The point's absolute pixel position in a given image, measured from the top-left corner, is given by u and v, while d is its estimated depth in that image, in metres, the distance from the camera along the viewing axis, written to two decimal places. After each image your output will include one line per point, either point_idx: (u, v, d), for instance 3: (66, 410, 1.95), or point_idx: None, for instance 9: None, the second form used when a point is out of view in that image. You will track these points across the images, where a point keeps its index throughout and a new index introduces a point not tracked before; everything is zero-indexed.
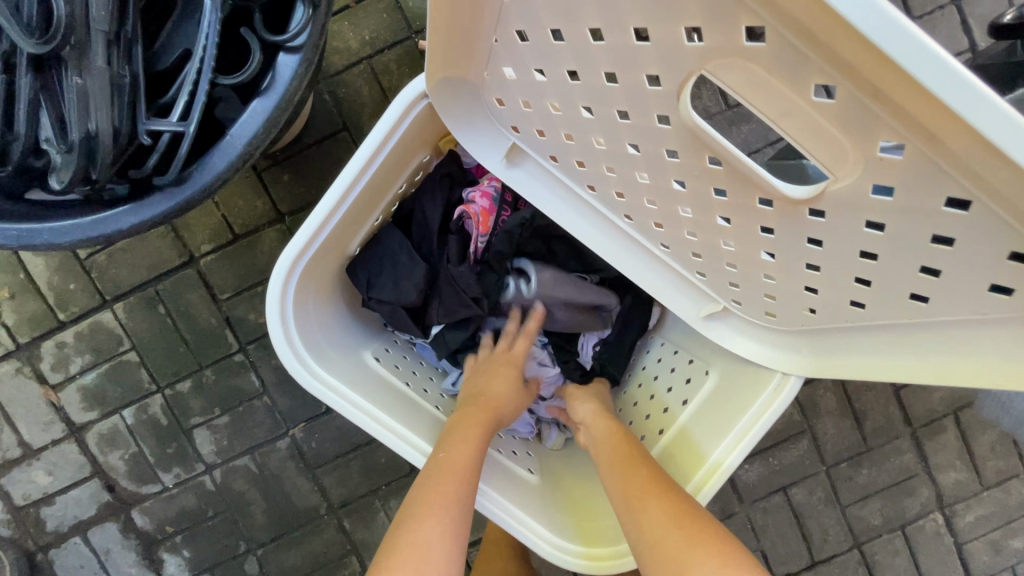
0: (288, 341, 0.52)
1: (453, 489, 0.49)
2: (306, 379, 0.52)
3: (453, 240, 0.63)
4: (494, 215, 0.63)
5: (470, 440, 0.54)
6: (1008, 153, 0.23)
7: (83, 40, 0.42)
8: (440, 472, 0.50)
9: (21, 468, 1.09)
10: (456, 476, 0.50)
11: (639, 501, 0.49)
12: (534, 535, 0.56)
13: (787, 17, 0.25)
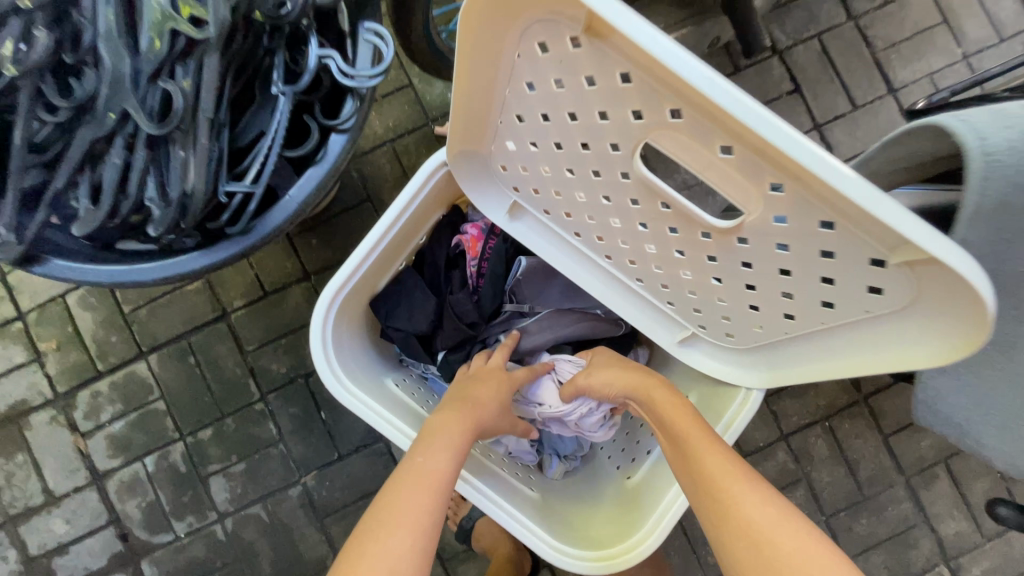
0: (326, 358, 0.61)
1: (423, 502, 0.51)
2: (338, 391, 0.61)
3: (455, 273, 0.74)
4: (482, 241, 0.73)
5: (443, 449, 0.55)
6: (848, 192, 0.32)
7: (189, 125, 0.56)
8: (415, 482, 0.52)
9: (40, 516, 1.13)
10: (426, 488, 0.52)
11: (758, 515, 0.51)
12: (533, 533, 0.62)
13: (694, 103, 0.36)
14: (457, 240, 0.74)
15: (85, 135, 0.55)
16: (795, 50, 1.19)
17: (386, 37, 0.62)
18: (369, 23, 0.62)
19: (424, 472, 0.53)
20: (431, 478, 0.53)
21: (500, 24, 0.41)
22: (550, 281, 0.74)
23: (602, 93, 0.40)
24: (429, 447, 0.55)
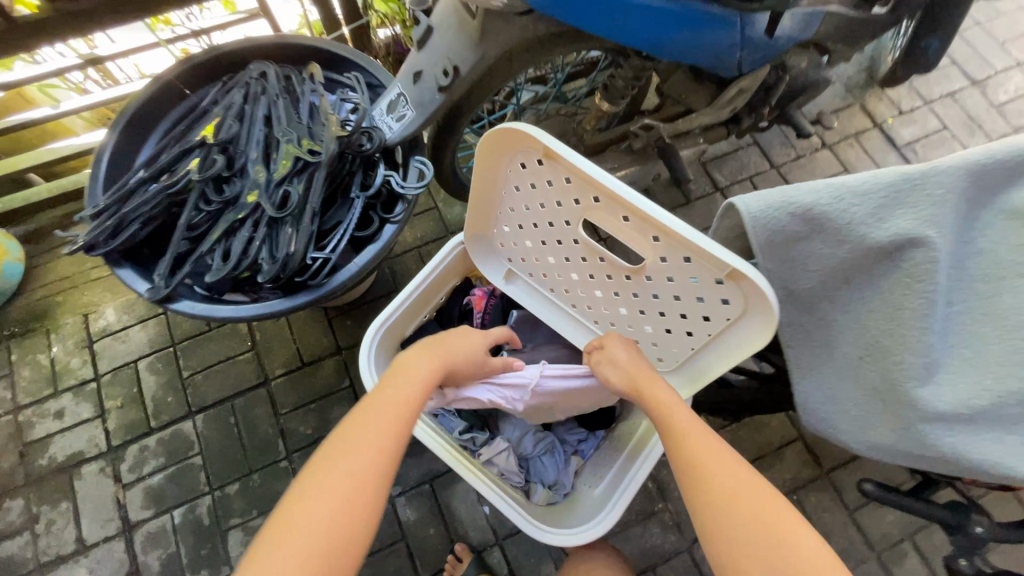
0: (367, 367, 0.83)
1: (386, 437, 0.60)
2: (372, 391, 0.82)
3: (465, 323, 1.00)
4: (486, 299, 0.99)
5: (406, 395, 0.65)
6: (685, 233, 0.58)
7: (298, 212, 0.86)
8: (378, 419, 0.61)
9: (68, 564, 1.22)
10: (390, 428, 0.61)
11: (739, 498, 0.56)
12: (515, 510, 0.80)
13: (603, 190, 0.64)
14: (470, 298, 1.01)
15: (229, 218, 0.87)
16: (733, 188, 1.55)
17: (427, 164, 0.93)
18: (417, 156, 0.95)
19: (383, 444, 0.59)
20: (390, 436, 0.60)
21: (496, 155, 0.71)
22: (537, 327, 0.97)
23: (557, 189, 0.69)
24: (391, 421, 0.62)
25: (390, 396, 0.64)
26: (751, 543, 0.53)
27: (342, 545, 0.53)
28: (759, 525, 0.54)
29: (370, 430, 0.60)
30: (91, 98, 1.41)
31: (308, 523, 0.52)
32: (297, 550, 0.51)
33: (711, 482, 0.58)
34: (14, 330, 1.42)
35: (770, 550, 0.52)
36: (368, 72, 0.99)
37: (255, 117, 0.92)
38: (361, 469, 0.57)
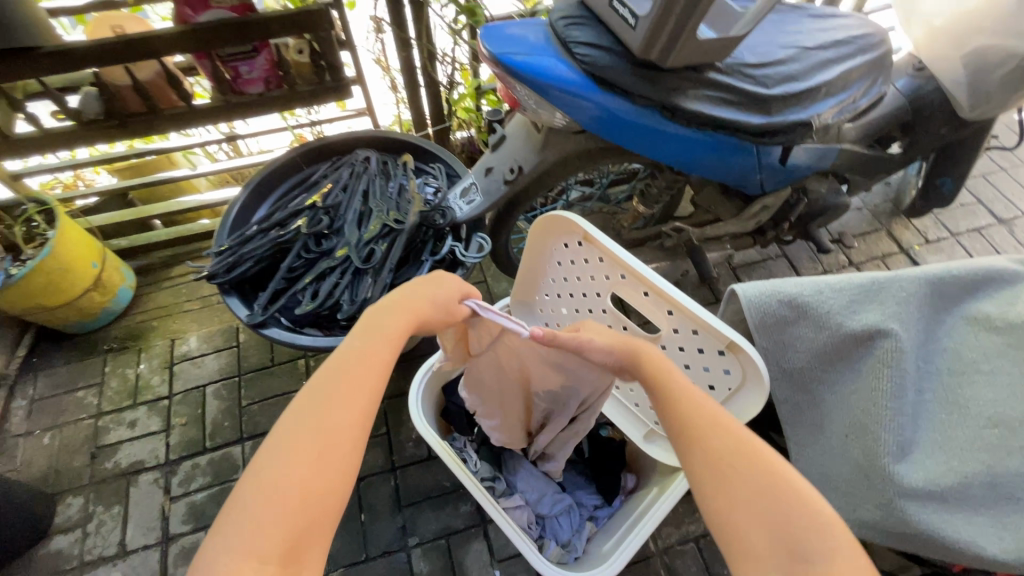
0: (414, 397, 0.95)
1: (352, 383, 0.57)
2: (413, 416, 0.92)
3: None
4: None
5: (378, 340, 0.62)
6: (691, 308, 0.71)
7: (379, 267, 1.06)
8: (345, 365, 0.59)
9: (107, 566, 1.31)
10: (359, 374, 0.58)
11: (766, 485, 0.51)
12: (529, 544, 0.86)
13: (627, 268, 0.78)
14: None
15: (324, 265, 1.07)
16: None
17: (486, 239, 1.11)
18: (478, 233, 1.14)
19: (355, 390, 0.57)
20: (358, 381, 0.58)
21: (543, 235, 0.88)
22: None
23: (593, 265, 0.84)
24: (362, 365, 0.59)
25: (363, 341, 0.62)
26: (753, 505, 0.50)
27: (314, 497, 0.50)
28: (759, 485, 0.51)
29: (340, 377, 0.57)
30: (221, 165, 1.73)
31: (273, 482, 0.49)
32: (264, 499, 0.48)
33: (709, 446, 0.55)
34: (112, 345, 1.64)
35: (770, 511, 0.49)
36: (449, 164, 1.22)
37: (356, 191, 1.16)
38: (333, 419, 0.54)
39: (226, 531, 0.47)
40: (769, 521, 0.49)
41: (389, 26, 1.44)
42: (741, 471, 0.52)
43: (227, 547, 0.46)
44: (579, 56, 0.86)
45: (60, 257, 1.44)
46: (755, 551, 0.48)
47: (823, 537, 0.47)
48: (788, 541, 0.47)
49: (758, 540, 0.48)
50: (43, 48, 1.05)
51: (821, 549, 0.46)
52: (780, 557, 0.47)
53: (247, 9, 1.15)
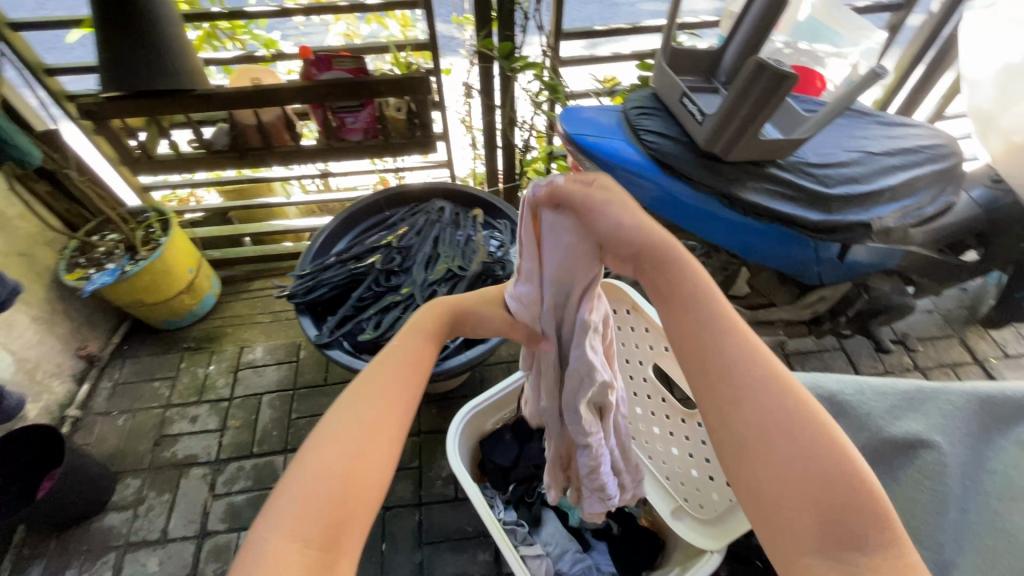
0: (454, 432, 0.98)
1: (398, 378, 0.61)
2: (449, 451, 0.94)
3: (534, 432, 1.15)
4: None
5: (418, 343, 0.67)
6: None
7: None
8: (393, 362, 0.63)
9: (147, 550, 1.40)
10: (406, 371, 0.62)
11: (814, 453, 0.43)
12: None
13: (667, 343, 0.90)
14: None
15: (391, 299, 1.18)
16: None
17: None
18: None
19: (398, 383, 0.60)
20: (403, 378, 0.61)
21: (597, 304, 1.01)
22: None
23: (637, 334, 0.96)
24: (403, 367, 0.63)
25: (402, 346, 0.66)
26: (788, 475, 0.43)
27: (358, 483, 0.50)
28: (791, 451, 0.44)
29: (385, 376, 0.61)
30: (311, 197, 1.93)
31: (322, 470, 0.49)
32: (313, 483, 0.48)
33: (731, 399, 0.47)
34: (191, 345, 1.81)
35: (817, 484, 0.42)
36: (514, 222, 1.31)
37: (428, 237, 1.27)
38: (378, 410, 0.56)
39: (280, 519, 0.46)
40: (814, 499, 0.42)
41: (478, 93, 1.60)
42: (771, 432, 0.45)
43: (281, 530, 0.45)
44: (647, 142, 0.94)
45: (167, 261, 1.64)
46: (792, 530, 0.42)
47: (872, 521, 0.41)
48: (832, 520, 0.41)
49: (794, 517, 0.42)
50: (196, 91, 1.27)
51: (871, 531, 0.41)
52: (826, 542, 0.41)
53: (361, 72, 1.33)
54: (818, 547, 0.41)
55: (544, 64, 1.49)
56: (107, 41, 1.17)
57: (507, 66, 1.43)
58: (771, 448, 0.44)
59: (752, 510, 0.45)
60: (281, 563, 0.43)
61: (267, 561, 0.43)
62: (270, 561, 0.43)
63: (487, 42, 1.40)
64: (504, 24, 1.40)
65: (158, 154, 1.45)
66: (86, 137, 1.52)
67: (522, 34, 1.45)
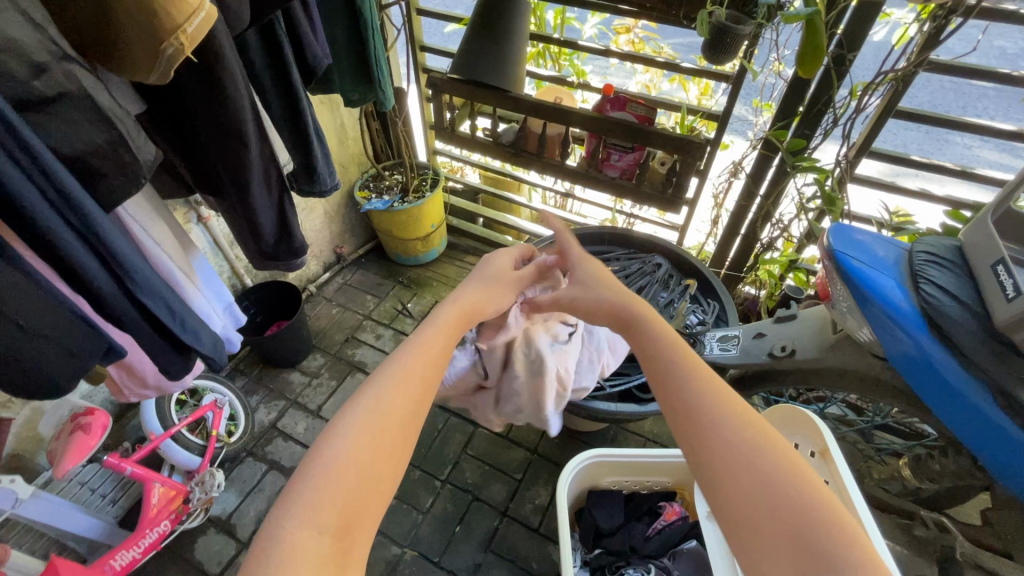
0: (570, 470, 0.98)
1: (420, 382, 0.62)
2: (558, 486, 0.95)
3: (646, 517, 1.07)
4: (673, 517, 1.06)
5: (439, 344, 0.68)
6: None
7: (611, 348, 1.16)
8: (415, 365, 0.63)
9: (304, 413, 1.70)
10: (427, 376, 0.63)
11: (783, 487, 0.50)
12: None
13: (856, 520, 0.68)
14: (664, 504, 1.08)
15: None
16: None
17: None
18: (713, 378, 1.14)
19: (415, 383, 0.61)
20: (424, 381, 0.63)
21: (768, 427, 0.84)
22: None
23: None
24: (417, 377, 0.62)
25: (422, 350, 0.66)
26: (762, 505, 0.50)
27: (375, 478, 0.53)
28: (758, 480, 0.51)
29: (399, 381, 0.60)
30: (546, 208, 2.13)
31: (338, 464, 0.52)
32: (331, 478, 0.51)
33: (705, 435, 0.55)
34: (403, 281, 2.16)
35: (785, 509, 0.49)
36: (724, 309, 1.23)
37: (634, 284, 1.28)
38: (389, 413, 0.57)
39: (295, 502, 0.49)
40: (790, 526, 0.48)
41: (745, 177, 1.57)
42: (740, 465, 0.52)
43: (303, 514, 0.48)
44: (923, 291, 0.81)
45: (422, 210, 1.98)
46: (767, 555, 0.47)
47: (839, 544, 0.46)
48: (804, 545, 0.46)
49: (768, 538, 0.48)
50: (510, 93, 1.52)
51: (838, 547, 0.46)
52: (797, 559, 0.46)
53: (646, 121, 1.42)
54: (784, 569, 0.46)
55: (832, 173, 1.39)
56: (472, 37, 1.47)
57: (791, 161, 1.37)
58: (750, 487, 0.50)
59: (735, 539, 0.50)
60: (299, 547, 0.46)
61: (287, 546, 0.46)
62: (294, 540, 0.46)
63: (779, 133, 1.36)
64: (806, 121, 1.35)
65: (458, 129, 1.75)
66: (420, 100, 1.93)
67: (821, 137, 1.38)
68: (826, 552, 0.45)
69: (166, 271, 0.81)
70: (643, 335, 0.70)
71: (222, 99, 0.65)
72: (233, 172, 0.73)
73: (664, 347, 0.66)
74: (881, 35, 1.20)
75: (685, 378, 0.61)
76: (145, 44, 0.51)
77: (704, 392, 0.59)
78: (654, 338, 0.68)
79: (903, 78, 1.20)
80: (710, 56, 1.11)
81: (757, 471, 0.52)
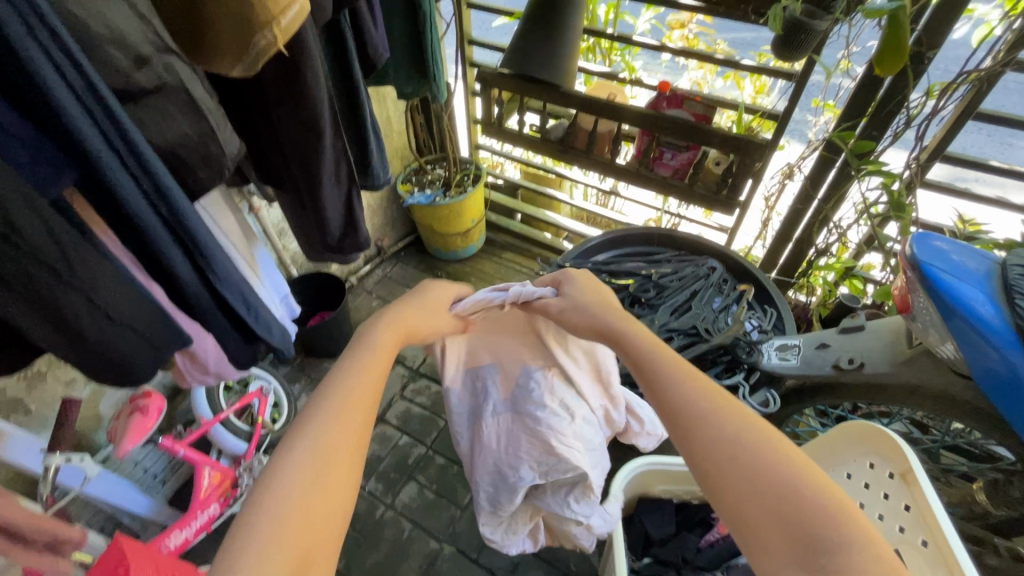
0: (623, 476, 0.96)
1: (361, 403, 0.62)
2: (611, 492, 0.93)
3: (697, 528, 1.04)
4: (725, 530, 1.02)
5: (376, 360, 0.68)
6: None
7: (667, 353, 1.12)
8: (354, 386, 0.63)
9: None
10: (368, 396, 0.64)
11: (774, 476, 0.53)
12: None
13: (940, 546, 0.64)
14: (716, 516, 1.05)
15: None
16: None
17: (775, 397, 1.06)
18: (770, 388, 1.10)
19: (354, 406, 0.61)
20: (365, 403, 0.63)
21: (827, 446, 0.81)
22: None
23: (872, 496, 0.74)
24: (355, 402, 0.62)
25: (356, 374, 0.65)
26: (756, 500, 0.52)
27: (322, 507, 0.53)
28: (753, 474, 0.53)
29: (340, 406, 0.61)
30: (587, 205, 2.10)
31: (287, 494, 0.52)
32: (279, 509, 0.51)
33: (695, 442, 0.58)
34: (442, 275, 2.16)
35: (778, 504, 0.51)
36: (781, 317, 1.18)
37: (688, 287, 1.23)
38: (334, 440, 0.57)
39: (248, 536, 0.49)
40: (781, 517, 0.50)
41: (803, 179, 1.50)
42: (746, 463, 0.54)
43: (257, 547, 0.48)
44: (1019, 307, 0.76)
45: (464, 205, 1.98)
46: (765, 551, 0.50)
47: (835, 531, 0.48)
48: (804, 537, 0.49)
49: (768, 534, 0.51)
50: (562, 89, 1.49)
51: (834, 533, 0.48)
52: (795, 552, 0.49)
53: (704, 120, 1.38)
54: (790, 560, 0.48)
55: (901, 176, 1.32)
56: (524, 31, 1.45)
57: (856, 164, 1.31)
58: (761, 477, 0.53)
59: (742, 541, 0.53)
60: None
61: None
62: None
63: (843, 134, 1.31)
64: (875, 122, 1.28)
65: (505, 125, 1.74)
66: (465, 94, 1.92)
67: (890, 139, 1.31)
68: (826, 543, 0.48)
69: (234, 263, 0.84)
70: (628, 339, 0.70)
71: (300, 92, 0.64)
72: (305, 168, 0.73)
73: (649, 352, 0.68)
74: (962, 32, 1.14)
75: (672, 386, 0.63)
76: (236, 34, 0.51)
77: (693, 392, 0.62)
78: (643, 345, 0.69)
79: (988, 77, 1.12)
80: (781, 52, 1.07)
81: (762, 473, 0.53)
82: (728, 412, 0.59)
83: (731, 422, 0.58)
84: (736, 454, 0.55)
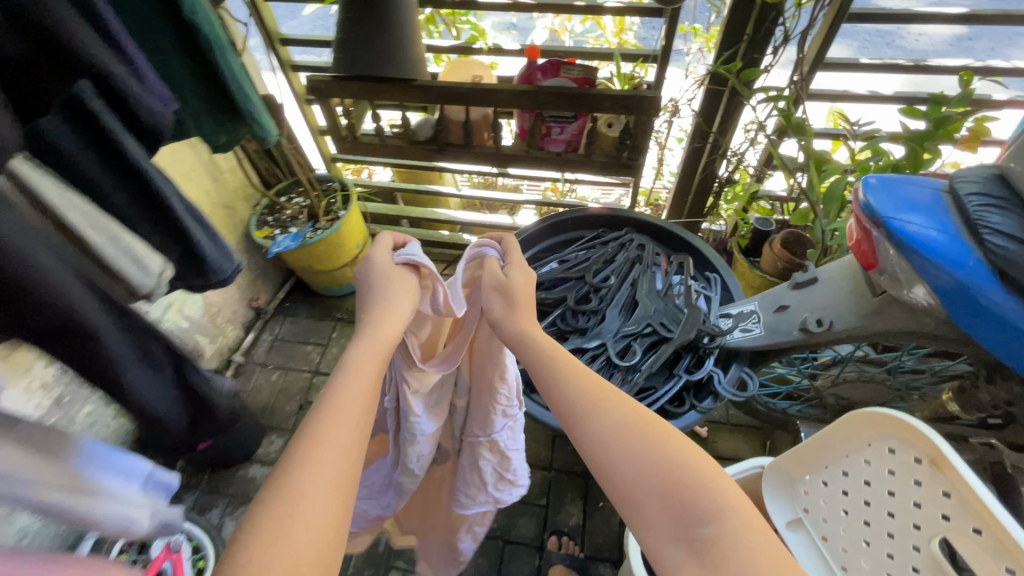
0: None
1: (345, 413, 0.56)
2: None
3: None
4: None
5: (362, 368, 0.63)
6: None
7: (631, 365, 0.99)
8: (331, 400, 0.57)
9: None
10: (348, 405, 0.57)
11: (664, 449, 0.53)
12: None
13: (993, 534, 0.58)
14: None
15: (577, 344, 1.01)
16: None
17: (751, 375, 0.99)
18: (742, 364, 1.02)
19: (339, 414, 0.56)
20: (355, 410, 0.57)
21: (846, 432, 0.75)
22: None
23: (901, 483, 0.69)
24: (345, 408, 0.57)
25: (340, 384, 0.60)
26: (641, 479, 0.52)
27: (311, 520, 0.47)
28: (637, 456, 0.53)
29: (322, 421, 0.55)
30: (477, 193, 1.88)
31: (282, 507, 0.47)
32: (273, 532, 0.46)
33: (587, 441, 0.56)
34: (343, 316, 1.87)
35: (661, 479, 0.51)
36: (728, 283, 1.11)
37: (628, 278, 1.11)
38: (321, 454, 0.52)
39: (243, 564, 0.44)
40: (663, 492, 0.50)
41: (694, 117, 1.41)
42: (626, 447, 0.54)
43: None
44: (988, 243, 0.69)
45: (341, 234, 1.67)
46: (650, 528, 0.50)
47: (711, 494, 0.49)
48: (682, 505, 0.49)
49: (651, 515, 0.50)
50: (416, 82, 1.22)
51: (714, 498, 0.49)
52: (677, 527, 0.48)
53: (585, 83, 1.21)
54: (671, 538, 0.48)
55: (789, 94, 1.26)
56: (348, 21, 1.16)
57: (745, 91, 1.23)
58: (646, 456, 0.53)
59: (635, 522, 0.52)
60: None
61: None
62: None
63: (727, 64, 1.21)
64: (754, 44, 1.20)
65: (360, 135, 1.45)
66: (298, 105, 1.57)
67: (771, 57, 1.24)
68: (705, 498, 0.49)
69: (11, 502, 0.55)
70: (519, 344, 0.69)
71: None
72: None
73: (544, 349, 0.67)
74: None
75: (561, 385, 0.62)
76: None
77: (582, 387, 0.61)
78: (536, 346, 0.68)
79: None
80: None
81: (653, 441, 0.54)
82: (612, 399, 0.59)
83: (619, 414, 0.57)
84: (622, 443, 0.54)
